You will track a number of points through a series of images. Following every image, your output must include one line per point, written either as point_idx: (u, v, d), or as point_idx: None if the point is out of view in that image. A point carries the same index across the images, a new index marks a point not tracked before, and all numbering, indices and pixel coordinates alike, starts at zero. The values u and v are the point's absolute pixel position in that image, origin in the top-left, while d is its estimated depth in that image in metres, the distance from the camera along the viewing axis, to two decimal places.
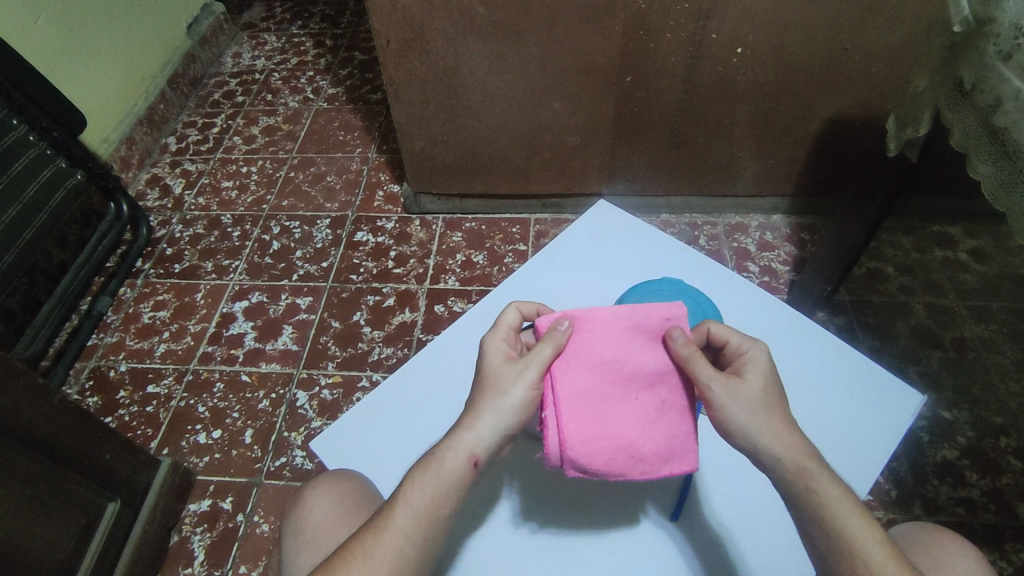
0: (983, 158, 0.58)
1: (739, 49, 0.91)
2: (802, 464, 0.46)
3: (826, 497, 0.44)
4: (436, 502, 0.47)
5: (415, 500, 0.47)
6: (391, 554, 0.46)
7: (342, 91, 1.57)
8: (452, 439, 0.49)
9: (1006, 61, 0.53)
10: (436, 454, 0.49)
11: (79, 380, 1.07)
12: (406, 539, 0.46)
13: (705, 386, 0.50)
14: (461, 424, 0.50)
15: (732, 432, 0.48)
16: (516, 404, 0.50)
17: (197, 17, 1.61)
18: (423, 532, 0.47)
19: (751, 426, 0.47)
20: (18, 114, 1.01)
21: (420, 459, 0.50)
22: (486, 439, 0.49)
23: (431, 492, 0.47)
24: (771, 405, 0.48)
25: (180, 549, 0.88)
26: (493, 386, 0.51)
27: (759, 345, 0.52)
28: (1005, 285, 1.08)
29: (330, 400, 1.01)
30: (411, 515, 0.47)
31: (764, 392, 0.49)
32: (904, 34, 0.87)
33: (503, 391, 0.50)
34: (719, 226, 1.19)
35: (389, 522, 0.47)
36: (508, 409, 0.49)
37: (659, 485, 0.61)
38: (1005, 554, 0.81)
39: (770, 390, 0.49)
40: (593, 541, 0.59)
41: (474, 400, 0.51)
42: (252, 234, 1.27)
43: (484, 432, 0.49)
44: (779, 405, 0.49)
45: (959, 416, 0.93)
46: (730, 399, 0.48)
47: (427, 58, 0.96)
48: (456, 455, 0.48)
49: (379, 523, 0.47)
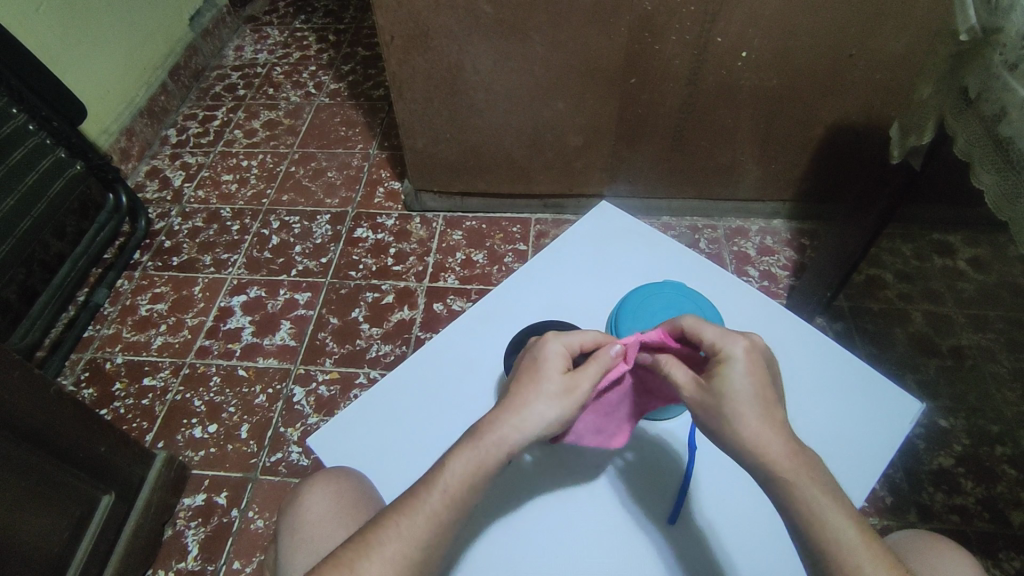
0: (987, 167, 0.58)
1: (744, 52, 0.91)
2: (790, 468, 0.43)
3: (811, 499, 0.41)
4: (472, 491, 0.47)
5: (452, 485, 0.47)
6: (423, 537, 0.46)
7: (344, 87, 1.56)
8: (496, 429, 0.49)
9: (1012, 71, 0.53)
10: (476, 438, 0.48)
11: (75, 372, 1.06)
12: (436, 523, 0.46)
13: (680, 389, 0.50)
14: (506, 414, 0.49)
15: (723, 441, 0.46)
16: (563, 411, 0.50)
17: (200, 10, 1.61)
18: (455, 516, 0.47)
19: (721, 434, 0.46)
20: (18, 103, 1.00)
21: (462, 438, 0.49)
22: (527, 437, 0.49)
23: (468, 481, 0.47)
24: (756, 408, 0.45)
25: (173, 544, 0.87)
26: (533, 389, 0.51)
27: (729, 343, 0.48)
28: (1004, 294, 1.08)
29: (327, 397, 1.00)
30: (447, 501, 0.47)
31: (749, 396, 0.45)
32: (908, 42, 0.88)
33: (548, 397, 0.50)
34: (719, 230, 1.19)
35: (424, 505, 0.46)
36: (555, 413, 0.49)
37: (659, 489, 0.60)
38: (998, 562, 0.81)
39: (738, 389, 0.46)
40: (594, 546, 0.57)
41: (519, 394, 0.51)
42: (252, 228, 1.27)
43: (529, 430, 0.49)
44: (757, 406, 0.45)
45: (955, 423, 0.94)
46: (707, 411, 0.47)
47: (431, 55, 0.96)
48: (500, 446, 0.48)
49: (410, 505, 0.47)
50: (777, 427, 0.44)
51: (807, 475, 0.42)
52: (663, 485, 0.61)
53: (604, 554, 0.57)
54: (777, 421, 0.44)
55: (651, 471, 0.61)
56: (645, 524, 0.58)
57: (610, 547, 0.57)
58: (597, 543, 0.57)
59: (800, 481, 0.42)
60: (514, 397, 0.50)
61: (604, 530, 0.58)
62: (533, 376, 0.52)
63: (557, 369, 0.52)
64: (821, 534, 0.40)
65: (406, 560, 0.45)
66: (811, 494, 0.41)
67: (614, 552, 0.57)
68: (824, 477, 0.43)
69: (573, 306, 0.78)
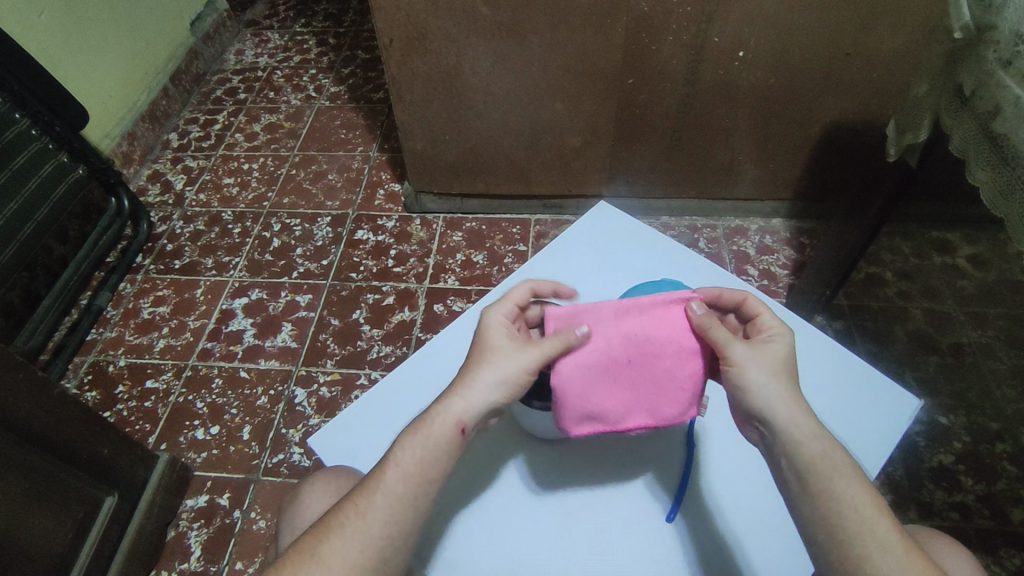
0: (981, 164, 0.59)
1: (741, 53, 0.91)
2: (821, 432, 0.46)
3: (840, 465, 0.45)
4: (426, 464, 0.49)
5: (405, 462, 0.49)
6: (382, 516, 0.47)
7: (345, 90, 1.57)
8: (443, 404, 0.51)
9: (1006, 67, 0.53)
10: (427, 416, 0.51)
11: (78, 374, 1.07)
12: (394, 501, 0.47)
13: (724, 343, 0.50)
14: (451, 391, 0.52)
15: (749, 394, 0.48)
16: (505, 381, 0.51)
17: (201, 14, 1.62)
18: (412, 494, 0.48)
19: (755, 387, 0.48)
20: (20, 108, 1.01)
21: (413, 421, 0.51)
22: (475, 409, 0.50)
23: (420, 456, 0.49)
24: (787, 377, 0.49)
25: (176, 545, 0.88)
26: (475, 362, 0.53)
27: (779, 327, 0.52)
28: (1003, 290, 1.08)
29: (328, 398, 1.01)
30: (399, 478, 0.48)
31: (785, 369, 0.49)
32: (904, 42, 0.88)
33: (490, 365, 0.52)
34: (718, 229, 1.20)
35: (379, 485, 0.48)
36: (501, 385, 0.51)
37: (657, 481, 0.60)
38: (999, 559, 0.81)
39: (775, 360, 0.49)
40: (584, 539, 0.56)
41: (467, 368, 0.53)
42: (253, 231, 1.27)
43: (474, 400, 0.51)
44: (791, 382, 0.49)
45: (956, 420, 0.94)
46: (746, 364, 0.49)
47: (430, 57, 0.96)
48: (446, 423, 0.50)
49: (369, 485, 0.49)
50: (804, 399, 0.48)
51: (834, 445, 0.46)
52: (661, 478, 0.60)
53: (599, 549, 0.56)
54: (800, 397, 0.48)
55: (644, 463, 0.61)
56: (641, 519, 0.57)
57: (602, 542, 0.56)
58: (589, 538, 0.56)
59: (831, 473, 0.44)
60: (462, 371, 0.53)
61: (596, 526, 0.57)
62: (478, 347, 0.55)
63: (500, 339, 0.54)
64: (845, 497, 0.43)
65: (367, 540, 0.46)
66: (843, 462, 0.45)
67: (611, 548, 0.56)
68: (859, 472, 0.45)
69: None
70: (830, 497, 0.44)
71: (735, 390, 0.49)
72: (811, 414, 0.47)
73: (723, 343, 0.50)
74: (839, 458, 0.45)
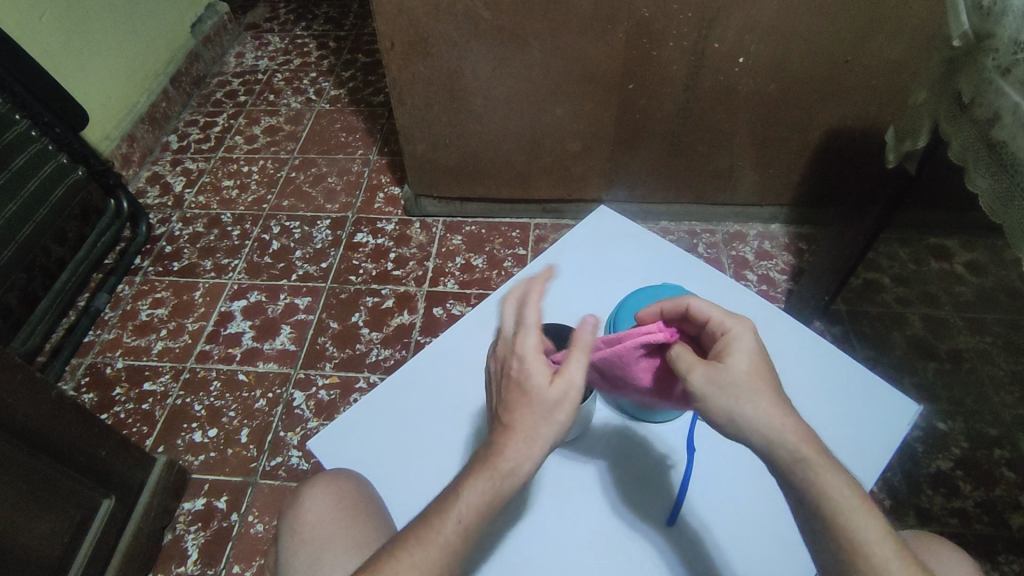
0: (981, 171, 0.59)
1: (740, 59, 0.92)
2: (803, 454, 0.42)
3: (831, 491, 0.41)
4: (487, 517, 0.44)
5: (469, 514, 0.43)
6: (439, 569, 0.42)
7: (344, 93, 1.57)
8: (503, 449, 0.45)
9: (1005, 75, 0.54)
10: (489, 463, 0.45)
11: (75, 376, 1.07)
12: (453, 555, 0.42)
13: (686, 374, 0.49)
14: (512, 435, 0.45)
15: (722, 422, 0.46)
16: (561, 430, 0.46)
17: (201, 17, 1.62)
18: (467, 549, 0.43)
19: (726, 415, 0.45)
20: (21, 109, 1.01)
21: (474, 463, 0.45)
22: (537, 459, 0.45)
23: (485, 508, 0.43)
24: (755, 387, 0.45)
25: (173, 548, 0.87)
26: (533, 404, 0.46)
27: (734, 334, 0.49)
28: (1001, 297, 1.09)
29: (327, 401, 1.01)
30: (462, 530, 0.43)
31: (752, 378, 0.46)
32: (903, 48, 0.89)
33: (547, 411, 0.46)
34: (718, 234, 1.20)
35: (438, 534, 0.42)
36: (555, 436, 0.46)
37: (658, 486, 0.63)
38: (998, 565, 0.81)
39: (742, 376, 0.46)
40: (592, 545, 0.59)
41: (510, 420, 0.46)
42: (252, 234, 1.27)
43: (537, 451, 0.45)
44: (761, 396, 0.45)
45: (954, 426, 0.94)
46: (708, 387, 0.47)
47: (431, 61, 0.97)
48: (510, 470, 0.44)
49: (424, 532, 0.43)
50: (779, 414, 0.44)
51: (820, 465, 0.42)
52: (662, 485, 0.63)
53: (603, 555, 0.59)
54: (778, 417, 0.44)
55: (647, 472, 0.64)
56: (645, 525, 0.60)
57: (608, 549, 0.59)
58: (594, 544, 0.60)
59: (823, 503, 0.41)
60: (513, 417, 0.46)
61: (603, 531, 0.60)
62: (523, 387, 0.47)
63: (540, 374, 0.47)
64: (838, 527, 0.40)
65: None
66: (831, 488, 0.41)
67: (613, 553, 0.59)
68: (849, 497, 0.41)
69: (572, 310, 0.78)
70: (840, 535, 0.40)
71: (711, 421, 0.47)
72: (787, 436, 0.43)
73: (684, 371, 0.49)
74: (845, 488, 0.41)
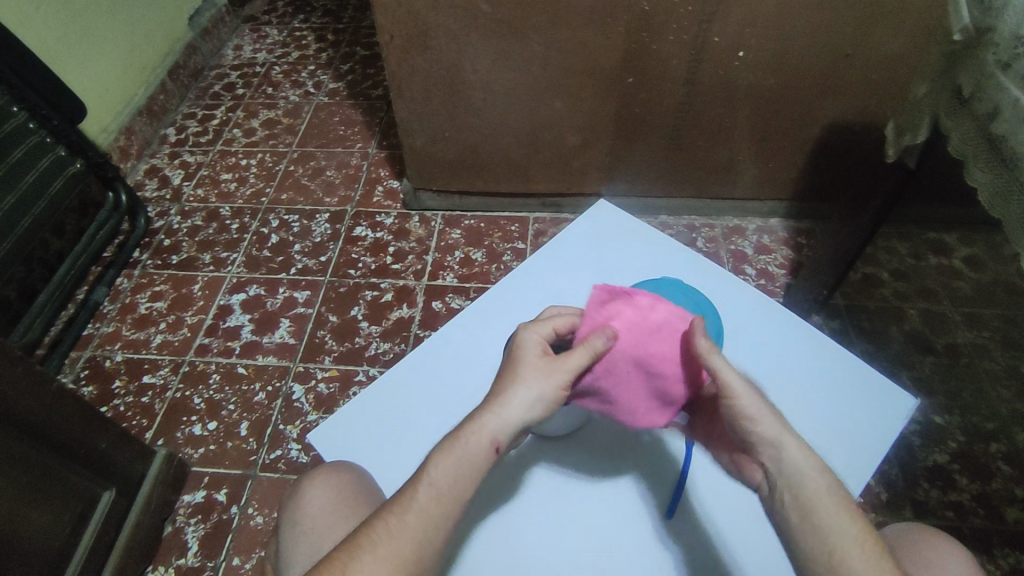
0: (980, 165, 0.59)
1: (741, 53, 0.92)
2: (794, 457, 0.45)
3: (814, 492, 0.44)
4: (461, 484, 0.47)
5: (439, 480, 0.46)
6: (414, 533, 0.44)
7: (343, 86, 1.56)
8: (478, 420, 0.50)
9: (1005, 70, 0.54)
10: (458, 434, 0.49)
11: (74, 370, 1.07)
12: (428, 519, 0.45)
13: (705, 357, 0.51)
14: (484, 408, 0.50)
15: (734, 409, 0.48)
16: (540, 404, 0.50)
17: (199, 9, 1.61)
18: (446, 515, 0.46)
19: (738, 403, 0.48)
20: (18, 101, 1.01)
21: (443, 437, 0.49)
22: (512, 428, 0.49)
23: (457, 476, 0.47)
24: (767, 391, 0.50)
25: (173, 541, 0.88)
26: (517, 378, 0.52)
27: None
28: (999, 292, 1.09)
29: (326, 395, 1.01)
30: (433, 495, 0.46)
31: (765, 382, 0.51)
32: (904, 42, 0.88)
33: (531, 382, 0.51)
34: (717, 228, 1.20)
35: (414, 501, 0.46)
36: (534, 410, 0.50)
37: (658, 480, 0.64)
38: (993, 557, 0.82)
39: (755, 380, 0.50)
40: (589, 537, 0.61)
41: (498, 387, 0.52)
42: (251, 227, 1.27)
43: (510, 418, 0.49)
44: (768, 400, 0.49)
45: (950, 420, 0.95)
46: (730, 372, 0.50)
47: (430, 54, 0.96)
48: (483, 436, 0.48)
49: (402, 501, 0.46)
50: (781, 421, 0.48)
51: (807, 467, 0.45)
52: (662, 478, 0.65)
53: (601, 547, 0.60)
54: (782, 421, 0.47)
55: (646, 468, 0.65)
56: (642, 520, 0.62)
57: (605, 542, 0.61)
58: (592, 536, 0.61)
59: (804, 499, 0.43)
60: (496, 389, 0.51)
61: (600, 524, 0.62)
62: (510, 368, 0.53)
63: (533, 353, 0.54)
64: (815, 525, 0.42)
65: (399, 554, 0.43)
66: (815, 490, 0.44)
67: (610, 546, 0.61)
68: (833, 500, 0.43)
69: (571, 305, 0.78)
70: (817, 532, 0.42)
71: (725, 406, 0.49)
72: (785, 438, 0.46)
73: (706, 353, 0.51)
74: (827, 491, 0.44)
